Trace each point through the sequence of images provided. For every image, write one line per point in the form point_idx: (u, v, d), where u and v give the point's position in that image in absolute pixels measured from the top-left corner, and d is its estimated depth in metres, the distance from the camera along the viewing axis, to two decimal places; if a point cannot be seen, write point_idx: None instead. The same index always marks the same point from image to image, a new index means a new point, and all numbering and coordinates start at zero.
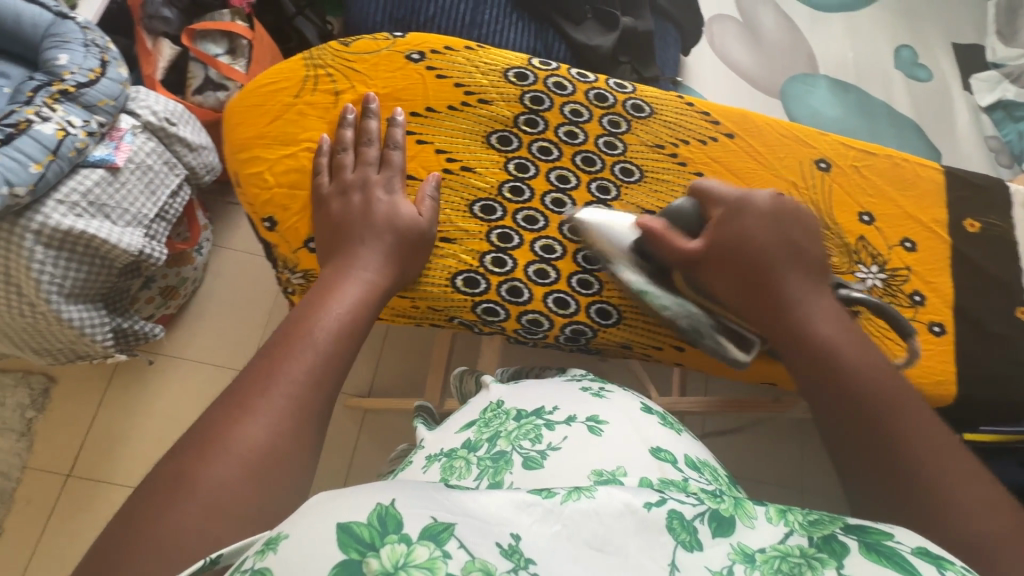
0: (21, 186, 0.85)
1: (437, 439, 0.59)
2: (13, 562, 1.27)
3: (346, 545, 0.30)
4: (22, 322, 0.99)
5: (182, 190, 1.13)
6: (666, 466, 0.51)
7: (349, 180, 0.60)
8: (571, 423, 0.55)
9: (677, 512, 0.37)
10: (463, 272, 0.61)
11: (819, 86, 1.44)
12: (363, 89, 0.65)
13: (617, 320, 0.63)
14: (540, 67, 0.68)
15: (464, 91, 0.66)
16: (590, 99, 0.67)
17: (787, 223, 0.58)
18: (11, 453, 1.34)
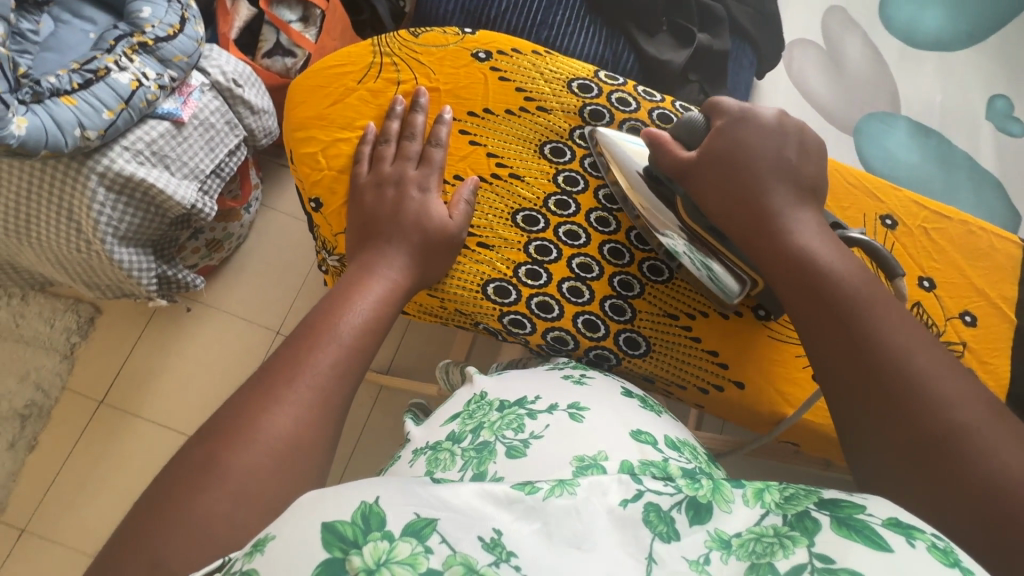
0: (92, 130, 0.88)
1: (424, 432, 0.57)
2: (41, 473, 1.37)
3: (330, 544, 0.32)
4: (77, 257, 1.04)
5: (239, 150, 1.16)
6: (647, 447, 0.49)
7: (387, 174, 0.61)
8: (554, 412, 0.52)
9: (654, 504, 0.38)
10: (495, 281, 0.60)
11: (897, 127, 1.35)
12: (425, 83, 0.65)
13: (645, 352, 0.61)
14: (606, 80, 0.66)
15: (525, 96, 0.65)
16: (653, 119, 0.65)
17: (779, 140, 0.57)
18: (53, 373, 1.43)
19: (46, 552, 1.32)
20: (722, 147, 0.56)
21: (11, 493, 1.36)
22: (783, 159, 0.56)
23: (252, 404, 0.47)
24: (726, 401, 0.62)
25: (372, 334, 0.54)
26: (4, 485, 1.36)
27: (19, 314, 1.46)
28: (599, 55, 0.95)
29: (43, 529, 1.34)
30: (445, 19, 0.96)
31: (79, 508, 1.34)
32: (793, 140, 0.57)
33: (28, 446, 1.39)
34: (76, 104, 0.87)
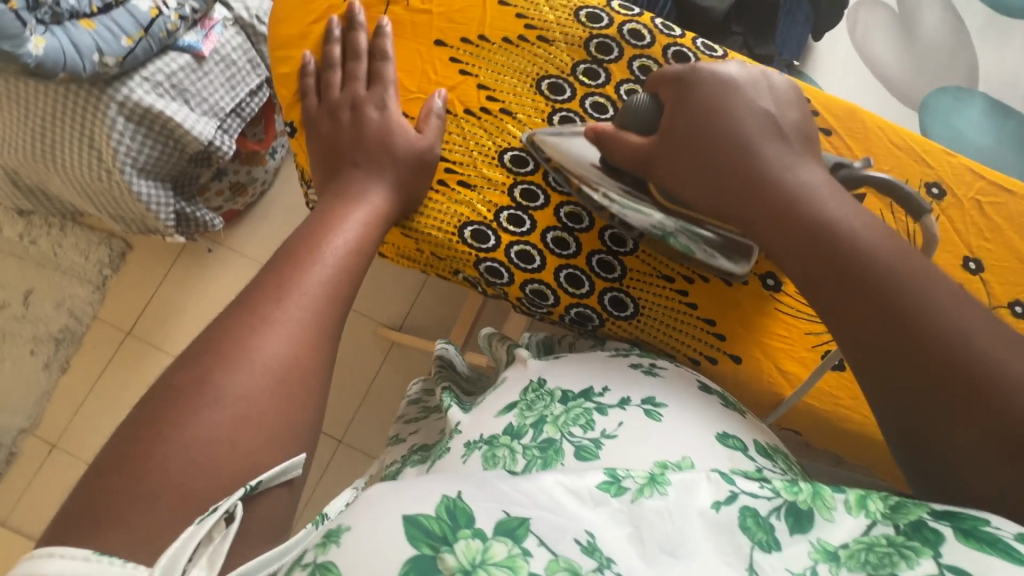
0: (111, 57, 0.88)
1: (474, 423, 0.53)
2: (72, 395, 1.46)
3: (417, 539, 0.33)
4: (100, 188, 1.07)
5: (262, 91, 1.14)
6: (735, 454, 0.47)
7: (361, 96, 0.59)
8: (626, 406, 0.50)
9: (750, 508, 0.38)
10: (473, 224, 0.58)
11: (971, 105, 1.21)
12: (416, 3, 0.61)
13: (632, 314, 0.59)
14: (620, 9, 0.59)
15: (526, 24, 0.59)
16: (668, 58, 0.57)
17: (744, 99, 0.52)
18: (86, 302, 1.50)
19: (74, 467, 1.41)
20: (684, 125, 0.52)
21: (44, 410, 1.45)
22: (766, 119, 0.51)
23: (236, 327, 0.46)
24: (721, 377, 0.60)
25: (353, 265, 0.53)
26: (38, 403, 1.45)
27: (57, 244, 1.52)
28: None
29: (73, 445, 1.43)
30: None
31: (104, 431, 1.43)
32: (764, 92, 0.53)
33: (61, 367, 1.47)
34: (95, 29, 0.87)
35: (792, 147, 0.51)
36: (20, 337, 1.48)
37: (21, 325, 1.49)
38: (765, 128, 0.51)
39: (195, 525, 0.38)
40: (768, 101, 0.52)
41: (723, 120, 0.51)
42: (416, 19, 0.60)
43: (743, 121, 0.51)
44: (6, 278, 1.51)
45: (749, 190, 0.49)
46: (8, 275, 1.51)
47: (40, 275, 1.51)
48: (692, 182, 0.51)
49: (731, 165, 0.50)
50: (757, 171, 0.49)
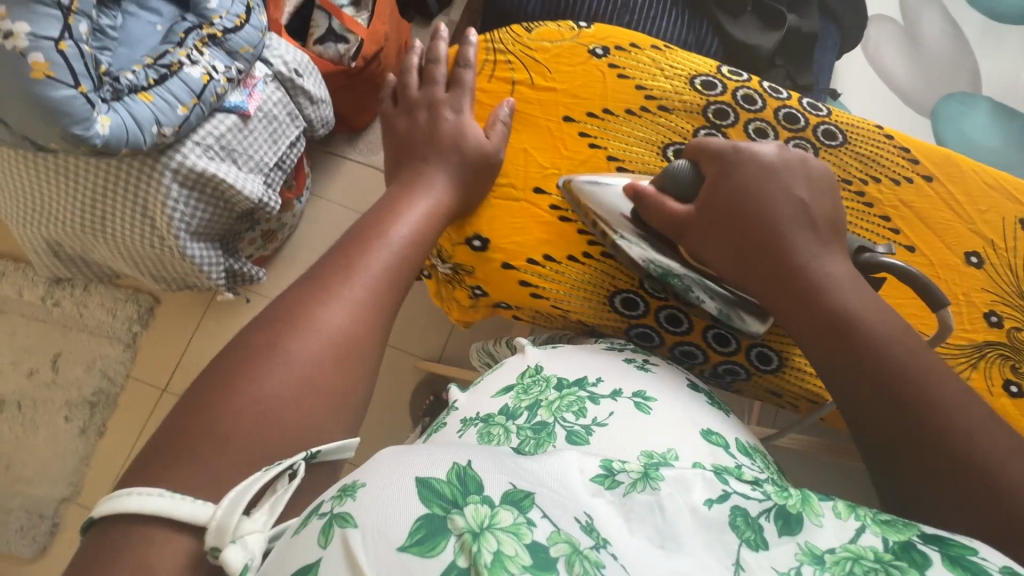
0: (167, 127, 0.87)
1: (471, 401, 0.54)
2: (111, 457, 1.41)
3: (429, 500, 0.32)
4: (149, 253, 1.04)
5: (299, 141, 1.15)
6: (718, 450, 0.48)
7: (439, 98, 0.61)
8: (617, 399, 0.51)
9: (741, 509, 0.37)
10: (622, 293, 0.58)
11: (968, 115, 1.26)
12: (540, 82, 0.61)
13: (777, 366, 0.57)
14: (730, 76, 0.59)
15: (647, 94, 0.60)
16: (779, 118, 0.57)
17: (780, 181, 0.52)
18: (118, 361, 1.47)
19: None
20: (720, 197, 0.52)
21: (84, 477, 1.40)
22: (795, 200, 0.51)
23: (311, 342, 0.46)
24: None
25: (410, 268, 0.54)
26: (78, 469, 1.40)
27: (82, 304, 1.48)
28: (682, 41, 0.90)
29: None
30: (520, 4, 0.90)
31: None
32: (803, 177, 0.52)
33: (98, 431, 1.42)
34: (152, 100, 0.85)
35: (822, 236, 0.50)
36: (52, 403, 1.44)
37: (51, 391, 1.44)
38: (796, 214, 0.51)
39: (262, 472, 0.39)
40: (803, 189, 0.52)
41: (754, 198, 0.51)
42: (542, 98, 0.61)
43: (777, 205, 0.51)
44: (31, 343, 1.47)
45: (770, 268, 0.50)
46: (32, 340, 1.47)
47: (67, 337, 1.47)
48: (725, 258, 0.52)
49: (755, 237, 0.51)
50: (782, 251, 0.50)
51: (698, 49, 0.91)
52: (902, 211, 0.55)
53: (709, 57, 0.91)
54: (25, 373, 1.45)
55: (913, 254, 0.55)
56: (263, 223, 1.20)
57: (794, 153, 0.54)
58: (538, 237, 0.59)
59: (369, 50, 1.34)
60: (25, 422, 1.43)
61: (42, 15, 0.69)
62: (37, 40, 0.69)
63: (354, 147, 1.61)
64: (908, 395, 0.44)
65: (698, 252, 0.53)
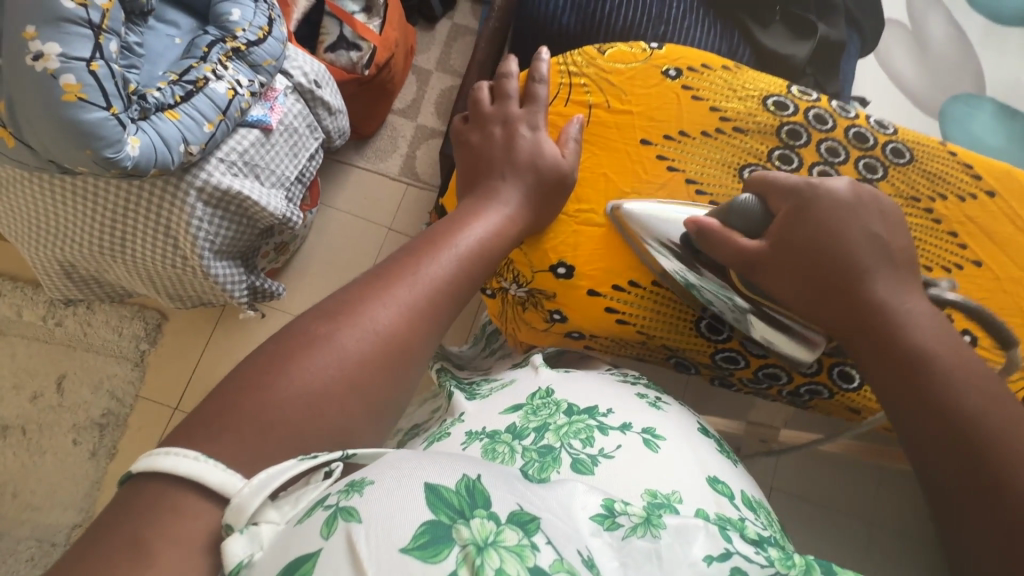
0: (194, 145, 0.83)
1: (481, 415, 0.55)
2: None
3: (436, 508, 0.34)
4: (170, 272, 1.00)
5: (318, 154, 1.13)
6: (722, 499, 0.48)
7: (515, 114, 0.61)
8: (626, 432, 0.51)
9: (740, 570, 0.36)
10: (705, 318, 0.60)
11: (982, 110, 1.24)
12: (617, 105, 0.63)
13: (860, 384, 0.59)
14: (800, 96, 0.62)
15: (720, 116, 0.62)
16: (850, 138, 0.60)
17: (860, 218, 0.53)
18: (126, 380, 1.37)
19: None
20: (798, 230, 0.53)
21: (95, 501, 1.30)
22: (871, 235, 0.52)
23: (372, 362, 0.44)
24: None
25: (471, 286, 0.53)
26: (89, 493, 1.30)
27: (85, 322, 1.40)
28: (716, 50, 0.90)
29: None
30: (555, 15, 0.89)
31: None
32: (876, 213, 0.53)
33: (109, 453, 1.33)
34: (179, 118, 0.82)
35: (898, 270, 0.52)
36: (59, 427, 1.35)
37: (57, 414, 1.36)
38: (874, 250, 0.52)
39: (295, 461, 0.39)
40: (876, 225, 0.53)
41: (831, 231, 0.52)
42: (619, 121, 0.62)
43: (852, 233, 0.52)
44: (33, 366, 1.39)
45: (844, 302, 0.51)
46: (34, 362, 1.39)
47: (70, 357, 1.40)
48: (795, 289, 0.53)
49: (829, 268, 0.52)
50: (861, 288, 0.51)
51: (730, 57, 0.92)
52: (967, 225, 0.58)
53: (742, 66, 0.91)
54: (28, 398, 1.37)
55: (980, 269, 0.58)
56: (278, 237, 1.16)
57: (867, 189, 0.55)
58: (621, 264, 0.60)
59: (382, 58, 1.32)
60: (30, 448, 1.34)
61: (73, 35, 0.69)
62: (69, 61, 0.69)
63: (361, 154, 1.53)
64: (962, 398, 0.45)
65: (771, 283, 0.54)
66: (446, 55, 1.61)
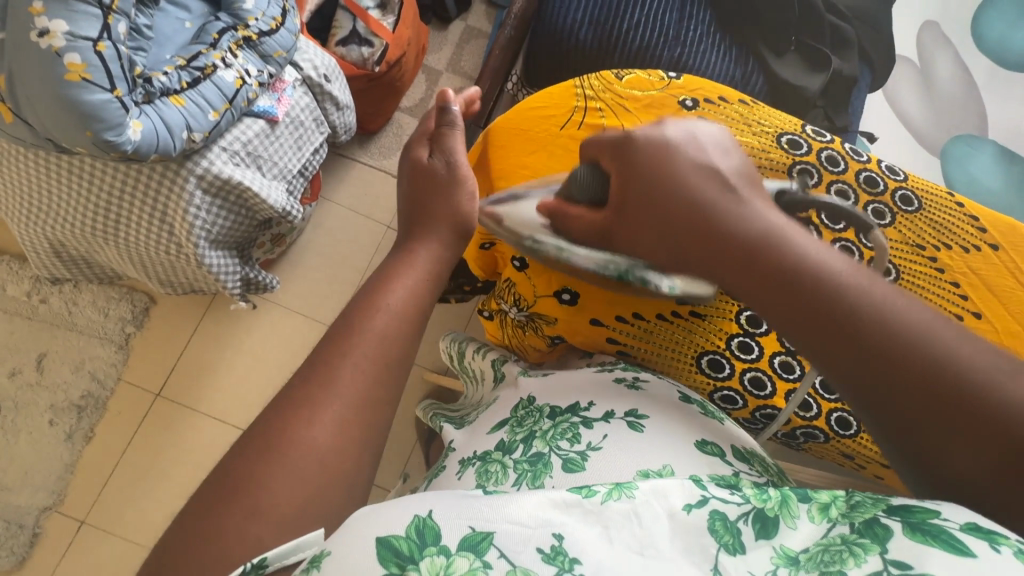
0: (198, 133, 0.81)
1: (469, 440, 0.53)
2: (99, 465, 1.28)
3: (386, 560, 0.31)
4: (162, 259, 0.98)
5: (322, 149, 1.11)
6: (714, 460, 0.46)
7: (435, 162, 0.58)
8: (609, 420, 0.49)
9: (720, 512, 0.34)
10: (708, 354, 0.58)
11: (982, 150, 1.23)
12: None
13: (855, 432, 0.58)
14: (814, 136, 0.63)
15: None
16: (860, 182, 0.60)
17: (680, 168, 0.48)
18: (109, 363, 1.34)
19: (106, 545, 1.22)
20: (630, 192, 0.49)
21: (69, 484, 1.26)
22: (706, 179, 0.48)
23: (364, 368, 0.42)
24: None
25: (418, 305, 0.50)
26: (62, 476, 1.26)
27: (71, 301, 1.36)
28: (730, 75, 0.90)
29: (105, 521, 1.24)
30: (572, 29, 0.89)
31: (139, 501, 1.25)
32: (702, 157, 0.48)
33: (86, 437, 1.29)
34: (184, 105, 0.80)
35: (754, 197, 0.46)
36: (36, 406, 1.31)
37: (35, 393, 1.32)
38: (713, 186, 0.47)
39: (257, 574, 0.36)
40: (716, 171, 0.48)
41: (658, 181, 0.48)
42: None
43: (682, 182, 0.48)
44: (14, 342, 1.35)
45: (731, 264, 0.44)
46: (14, 338, 1.35)
47: (53, 336, 1.35)
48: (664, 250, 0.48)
49: (682, 228, 0.47)
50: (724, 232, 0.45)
51: (743, 84, 0.92)
52: (969, 276, 0.59)
53: (755, 93, 0.91)
54: (6, 374, 1.33)
55: (980, 320, 0.58)
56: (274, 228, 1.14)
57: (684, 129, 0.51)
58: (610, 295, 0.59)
59: (393, 55, 1.31)
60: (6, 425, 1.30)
61: (83, 14, 0.68)
62: (75, 40, 0.68)
63: (366, 150, 1.51)
64: None
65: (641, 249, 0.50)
66: (458, 56, 1.60)
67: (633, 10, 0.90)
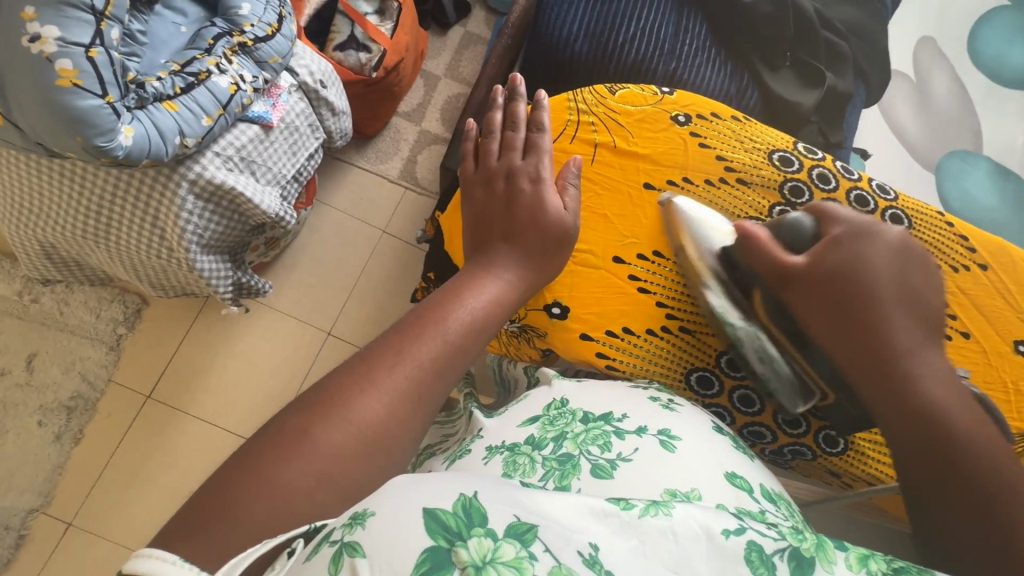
0: (191, 138, 0.81)
1: (498, 428, 0.48)
2: (88, 467, 1.27)
3: (434, 532, 0.30)
4: (154, 262, 0.98)
5: (318, 154, 1.11)
6: (742, 494, 0.41)
7: (517, 167, 0.57)
8: (642, 435, 0.45)
9: (756, 544, 0.33)
10: (698, 370, 0.58)
11: (979, 167, 1.22)
12: (623, 146, 0.63)
13: (843, 450, 0.58)
14: (805, 153, 0.63)
15: (725, 166, 0.62)
16: (850, 200, 0.61)
17: (898, 262, 0.52)
18: (99, 364, 1.33)
19: (92, 548, 1.21)
20: (832, 257, 0.52)
21: (56, 485, 1.25)
22: (903, 283, 0.51)
23: (348, 381, 0.41)
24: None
25: (492, 319, 0.49)
26: (50, 477, 1.25)
27: (63, 302, 1.36)
28: (725, 89, 0.91)
29: (92, 524, 1.23)
30: (568, 40, 0.89)
31: (127, 504, 1.24)
32: (913, 262, 0.52)
33: (74, 439, 1.28)
34: (178, 110, 0.80)
35: (924, 322, 0.50)
36: (25, 407, 1.30)
37: (24, 393, 1.31)
38: (901, 295, 0.50)
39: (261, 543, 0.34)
40: (911, 277, 0.51)
41: (861, 267, 0.51)
42: (624, 163, 0.62)
43: (879, 274, 0.51)
44: (4, 342, 1.33)
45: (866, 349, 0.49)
46: (4, 338, 1.34)
47: (43, 336, 1.34)
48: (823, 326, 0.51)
49: (850, 313, 0.50)
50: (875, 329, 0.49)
51: (738, 98, 0.92)
52: (958, 295, 0.59)
53: (749, 108, 0.91)
54: None
55: (969, 340, 0.58)
56: (269, 232, 1.13)
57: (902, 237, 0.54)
58: (602, 310, 0.59)
59: (391, 61, 1.31)
60: None
61: (74, 20, 0.68)
62: (67, 46, 0.68)
63: (363, 154, 1.51)
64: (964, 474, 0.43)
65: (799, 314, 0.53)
66: (456, 62, 1.61)
67: (629, 23, 0.90)
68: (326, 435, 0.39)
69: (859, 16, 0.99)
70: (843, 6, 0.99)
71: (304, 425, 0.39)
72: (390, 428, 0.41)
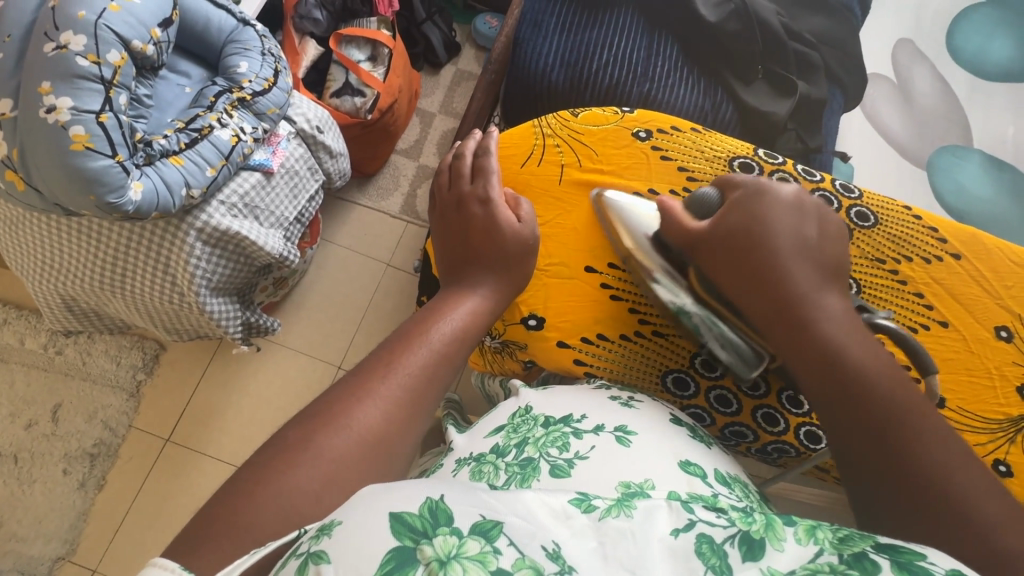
0: (196, 188, 0.87)
1: (468, 441, 0.49)
2: (111, 514, 1.29)
3: (399, 533, 0.30)
4: (167, 307, 1.02)
5: (318, 194, 1.16)
6: (697, 481, 0.43)
7: (468, 193, 0.59)
8: (600, 433, 0.46)
9: (706, 536, 0.33)
10: (675, 372, 0.60)
11: (970, 159, 1.22)
12: (588, 164, 0.66)
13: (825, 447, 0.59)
14: (766, 159, 0.65)
15: (688, 176, 0.65)
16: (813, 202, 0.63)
17: (797, 219, 0.53)
18: (120, 411, 1.37)
19: None
20: (738, 219, 0.53)
21: (81, 533, 1.28)
22: (804, 238, 0.52)
23: (348, 394, 0.44)
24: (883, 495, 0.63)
25: (470, 330, 0.52)
26: (74, 525, 1.28)
27: (85, 352, 1.42)
28: (699, 105, 0.94)
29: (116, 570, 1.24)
30: (544, 71, 0.94)
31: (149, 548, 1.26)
32: (813, 217, 0.54)
33: (97, 485, 1.31)
34: (183, 164, 0.86)
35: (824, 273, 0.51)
36: (50, 457, 1.34)
37: (49, 444, 1.35)
38: (804, 253, 0.51)
39: (247, 555, 0.35)
40: (809, 225, 0.53)
41: (767, 237, 0.51)
42: (589, 180, 0.66)
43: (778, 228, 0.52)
44: (30, 396, 1.38)
45: (770, 292, 0.50)
46: (31, 391, 1.39)
47: (67, 387, 1.39)
48: (740, 288, 0.52)
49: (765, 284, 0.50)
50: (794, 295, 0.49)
51: (714, 113, 0.95)
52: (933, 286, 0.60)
53: (724, 121, 0.94)
54: (22, 426, 1.36)
55: (947, 329, 0.58)
56: (276, 272, 1.18)
57: (812, 202, 0.55)
58: (578, 319, 0.61)
59: (385, 102, 1.38)
60: (20, 477, 1.32)
61: (84, 90, 0.75)
62: (80, 114, 0.74)
63: (364, 192, 1.57)
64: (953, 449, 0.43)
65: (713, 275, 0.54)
66: (449, 98, 1.68)
67: (602, 51, 0.95)
68: (325, 443, 0.41)
69: (828, 26, 1.01)
70: (811, 18, 1.02)
71: (302, 437, 0.41)
72: (385, 435, 0.43)
